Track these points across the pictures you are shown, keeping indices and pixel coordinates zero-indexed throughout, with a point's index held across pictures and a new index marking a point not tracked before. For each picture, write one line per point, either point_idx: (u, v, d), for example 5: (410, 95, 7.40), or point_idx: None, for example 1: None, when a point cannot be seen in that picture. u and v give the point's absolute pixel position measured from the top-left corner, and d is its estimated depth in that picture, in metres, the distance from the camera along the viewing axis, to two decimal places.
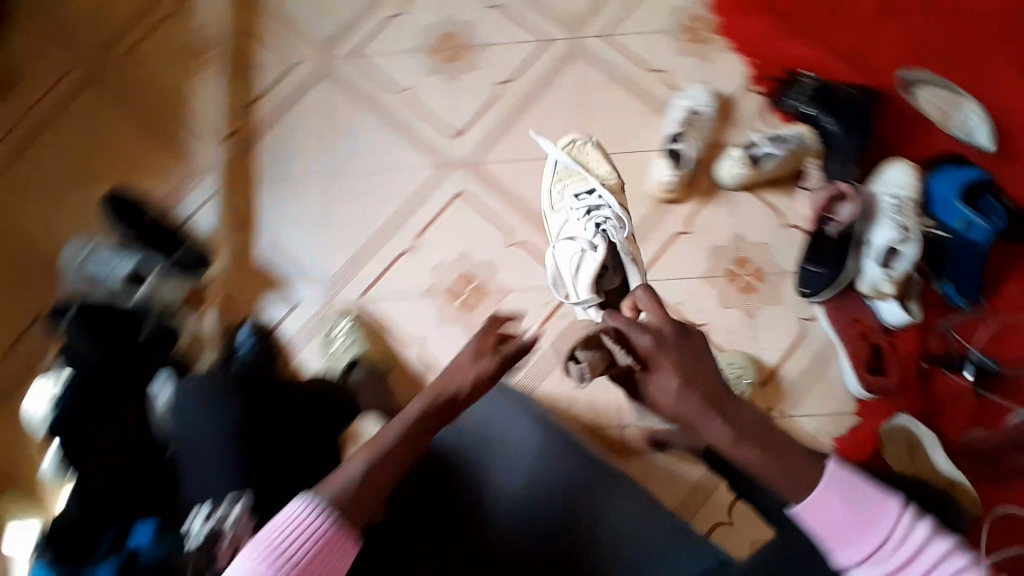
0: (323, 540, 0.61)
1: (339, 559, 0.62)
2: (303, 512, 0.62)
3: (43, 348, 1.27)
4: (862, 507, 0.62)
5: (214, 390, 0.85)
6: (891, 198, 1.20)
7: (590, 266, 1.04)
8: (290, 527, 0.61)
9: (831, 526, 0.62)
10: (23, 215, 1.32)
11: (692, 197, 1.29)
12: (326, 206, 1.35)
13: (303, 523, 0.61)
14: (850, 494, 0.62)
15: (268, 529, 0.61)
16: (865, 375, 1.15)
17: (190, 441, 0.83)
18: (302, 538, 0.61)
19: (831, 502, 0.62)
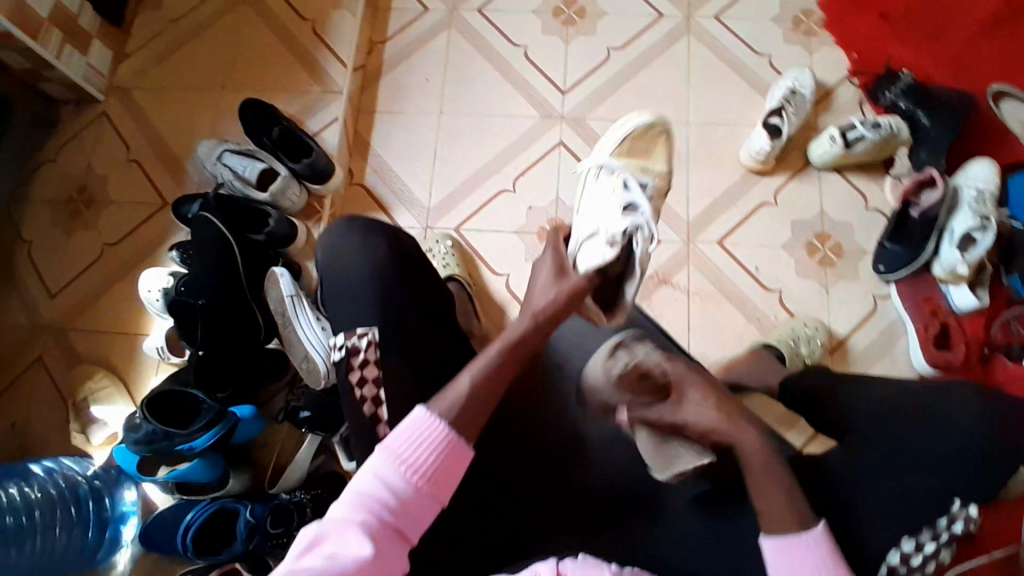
0: (444, 447, 0.70)
1: (457, 463, 0.71)
2: (423, 425, 0.70)
3: (164, 234, 1.36)
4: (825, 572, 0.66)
5: (361, 232, 0.88)
6: (972, 189, 1.21)
7: (592, 257, 0.86)
8: (414, 437, 0.70)
9: (789, 571, 0.66)
10: (165, 115, 1.45)
11: (779, 170, 1.38)
12: (437, 141, 1.45)
13: (425, 434, 0.70)
14: (820, 569, 0.66)
15: (395, 439, 0.70)
16: (931, 350, 1.19)
17: (335, 279, 0.86)
18: (424, 447, 0.70)
19: (798, 562, 0.66)
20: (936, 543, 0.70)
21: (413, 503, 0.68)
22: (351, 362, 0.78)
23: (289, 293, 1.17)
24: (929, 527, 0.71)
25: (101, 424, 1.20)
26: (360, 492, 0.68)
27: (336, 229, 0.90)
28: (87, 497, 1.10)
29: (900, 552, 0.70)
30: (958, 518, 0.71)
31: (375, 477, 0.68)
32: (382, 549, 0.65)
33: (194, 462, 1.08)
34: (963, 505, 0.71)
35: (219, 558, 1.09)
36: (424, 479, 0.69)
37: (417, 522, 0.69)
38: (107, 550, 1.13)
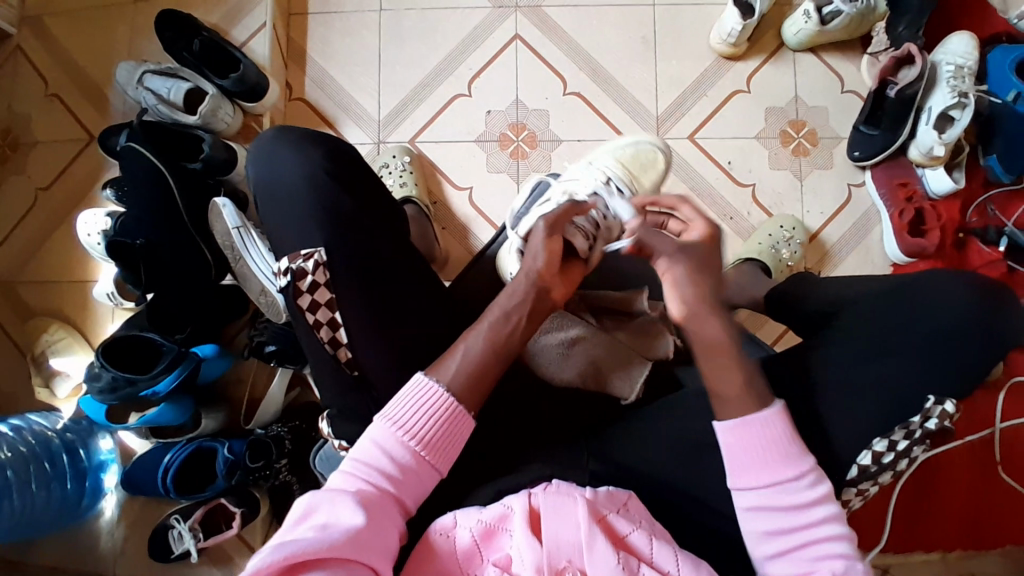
0: (445, 415, 0.68)
1: (459, 434, 0.69)
2: (424, 392, 0.68)
3: (99, 172, 1.25)
4: (781, 448, 0.66)
5: (294, 142, 0.80)
6: (950, 65, 1.14)
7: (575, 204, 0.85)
8: (414, 403, 0.68)
9: (744, 451, 0.67)
10: (76, 38, 1.28)
11: (753, 55, 1.28)
12: (381, 43, 1.32)
13: (426, 401, 0.68)
14: (773, 440, 0.66)
15: (395, 406, 0.68)
16: (904, 239, 1.17)
17: (279, 201, 0.78)
18: (425, 413, 0.68)
19: (750, 436, 0.67)
20: (908, 441, 0.67)
21: (412, 473, 0.66)
22: (299, 286, 0.72)
23: (235, 225, 1.08)
24: (901, 426, 0.68)
25: (64, 377, 1.16)
26: (359, 460, 0.66)
27: (264, 143, 0.81)
28: (59, 451, 1.08)
29: (869, 451, 0.68)
30: (932, 416, 0.68)
31: (372, 445, 0.66)
32: (378, 518, 0.62)
33: (162, 405, 1.05)
34: (939, 402, 0.68)
35: (203, 494, 1.09)
36: (425, 448, 0.67)
37: (414, 493, 0.66)
38: (92, 499, 1.13)
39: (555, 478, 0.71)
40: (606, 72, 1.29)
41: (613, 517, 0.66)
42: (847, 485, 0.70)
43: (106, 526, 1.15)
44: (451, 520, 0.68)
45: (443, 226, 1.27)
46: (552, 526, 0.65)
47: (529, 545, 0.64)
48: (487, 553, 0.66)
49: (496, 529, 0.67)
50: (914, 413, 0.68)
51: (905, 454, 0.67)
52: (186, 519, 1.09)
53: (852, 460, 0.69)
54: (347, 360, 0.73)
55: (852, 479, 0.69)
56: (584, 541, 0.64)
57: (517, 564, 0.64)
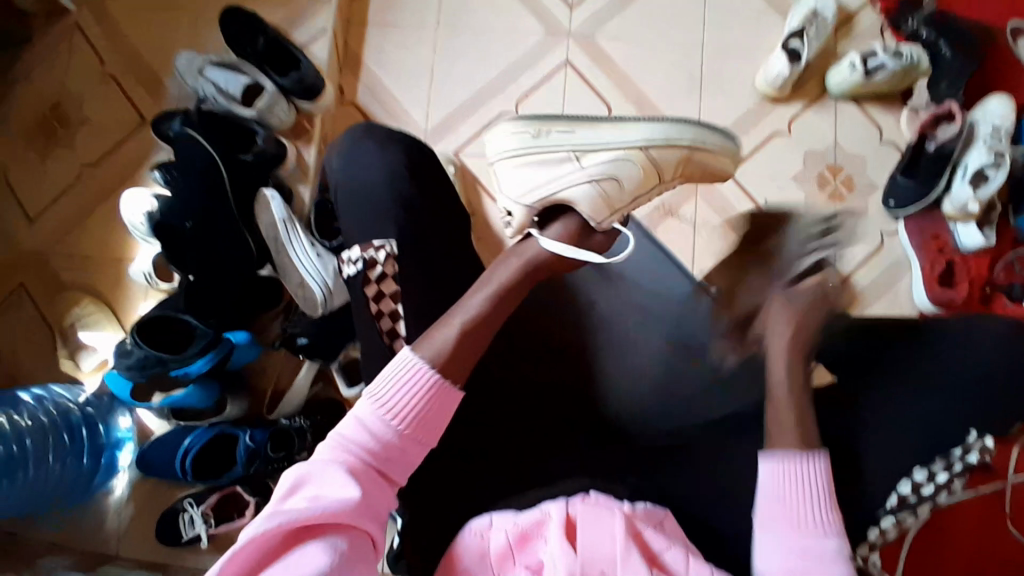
0: (429, 390, 0.65)
1: (444, 407, 0.66)
2: (409, 371, 0.65)
3: (147, 155, 1.27)
4: (818, 494, 0.66)
5: (380, 137, 0.82)
6: (988, 125, 1.17)
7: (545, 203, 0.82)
8: (397, 378, 0.65)
9: (775, 485, 0.68)
10: (140, 24, 1.32)
11: (795, 100, 1.32)
12: (435, 57, 1.36)
13: (410, 376, 0.65)
14: (803, 479, 0.67)
15: (379, 384, 0.65)
16: (934, 289, 1.18)
17: (347, 190, 0.79)
18: (409, 393, 0.65)
19: (784, 471, 0.68)
20: (948, 473, 0.68)
21: (398, 446, 0.64)
22: (368, 275, 0.72)
23: (281, 217, 1.11)
24: (943, 456, 0.69)
25: (91, 351, 1.16)
26: (340, 437, 0.64)
27: (347, 137, 0.83)
28: (79, 425, 1.08)
29: (910, 480, 0.69)
30: (973, 450, 0.69)
31: (356, 423, 0.64)
32: (370, 490, 0.61)
33: (189, 387, 1.06)
34: (980, 437, 0.69)
35: (220, 481, 1.08)
36: (407, 423, 0.64)
37: (403, 465, 0.64)
38: (104, 476, 1.12)
39: (591, 491, 0.71)
40: (651, 103, 1.33)
41: (648, 532, 0.65)
42: (884, 513, 0.70)
43: (113, 505, 1.13)
44: (486, 522, 0.68)
45: (480, 240, 1.29)
46: (587, 534, 0.65)
47: (563, 550, 0.64)
48: (519, 556, 0.66)
49: (532, 535, 0.66)
50: (955, 446, 0.69)
51: (944, 486, 0.68)
52: (199, 504, 1.08)
53: (892, 489, 0.70)
54: (405, 352, 0.71)
55: (891, 507, 0.69)
56: (619, 554, 0.63)
57: (550, 569, 0.63)
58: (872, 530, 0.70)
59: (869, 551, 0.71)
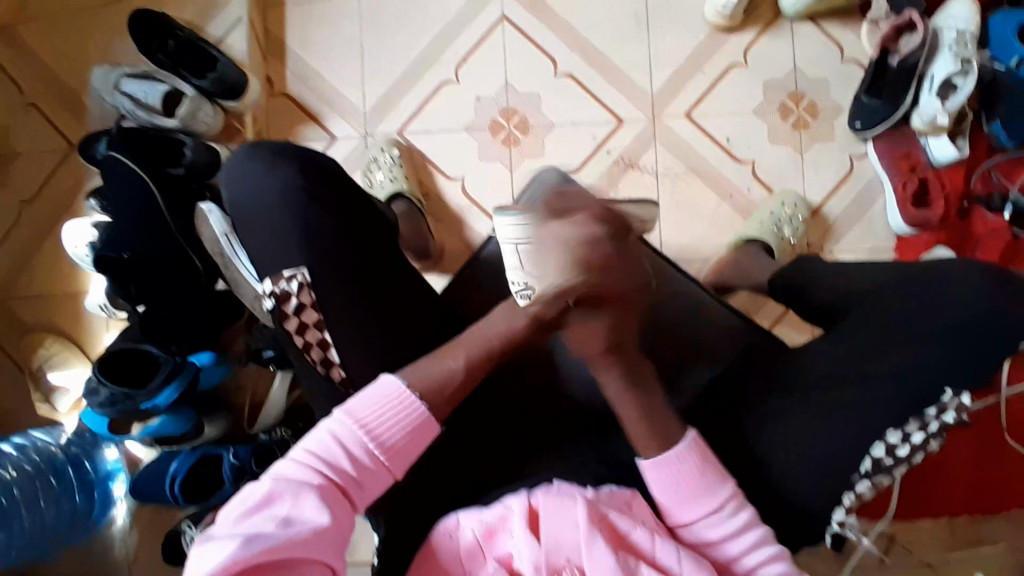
0: (412, 421, 0.64)
1: (424, 440, 0.65)
2: (395, 396, 0.65)
3: (83, 180, 1.22)
4: (703, 475, 0.66)
5: (267, 158, 0.77)
6: (953, 30, 1.10)
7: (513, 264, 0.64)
8: (382, 402, 0.64)
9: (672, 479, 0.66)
10: (48, 40, 1.24)
11: (749, 26, 1.24)
12: (363, 31, 1.27)
13: (395, 401, 0.64)
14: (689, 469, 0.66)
15: (360, 402, 0.64)
16: (909, 210, 1.14)
17: (258, 214, 0.75)
18: (394, 419, 0.64)
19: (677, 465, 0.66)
20: (923, 433, 0.66)
21: (370, 474, 0.62)
22: (283, 311, 0.71)
23: (223, 231, 1.05)
24: (916, 417, 0.66)
25: (63, 391, 1.15)
26: (315, 451, 0.61)
27: (236, 160, 0.78)
28: (64, 465, 1.08)
29: (882, 442, 0.66)
30: (949, 409, 0.65)
31: (331, 438, 0.62)
32: (337, 513, 0.59)
33: (164, 417, 1.04)
34: (956, 395, 0.65)
35: (215, 500, 1.09)
36: (387, 451, 0.63)
37: (370, 494, 0.62)
38: (101, 510, 1.14)
39: (556, 480, 0.70)
40: (598, 51, 1.25)
41: (613, 515, 0.64)
42: (859, 478, 0.67)
43: (118, 534, 1.16)
44: (454, 522, 0.67)
45: (438, 221, 1.24)
46: (550, 524, 0.63)
47: (529, 544, 0.63)
48: (489, 551, 0.64)
49: (498, 529, 0.65)
50: (929, 406, 0.66)
51: (921, 446, 0.66)
52: (199, 526, 1.08)
53: (866, 453, 0.67)
54: (341, 379, 0.72)
55: (866, 472, 0.67)
56: (583, 542, 0.62)
57: (519, 562, 0.62)
58: (847, 494, 0.67)
59: (846, 516, 0.68)
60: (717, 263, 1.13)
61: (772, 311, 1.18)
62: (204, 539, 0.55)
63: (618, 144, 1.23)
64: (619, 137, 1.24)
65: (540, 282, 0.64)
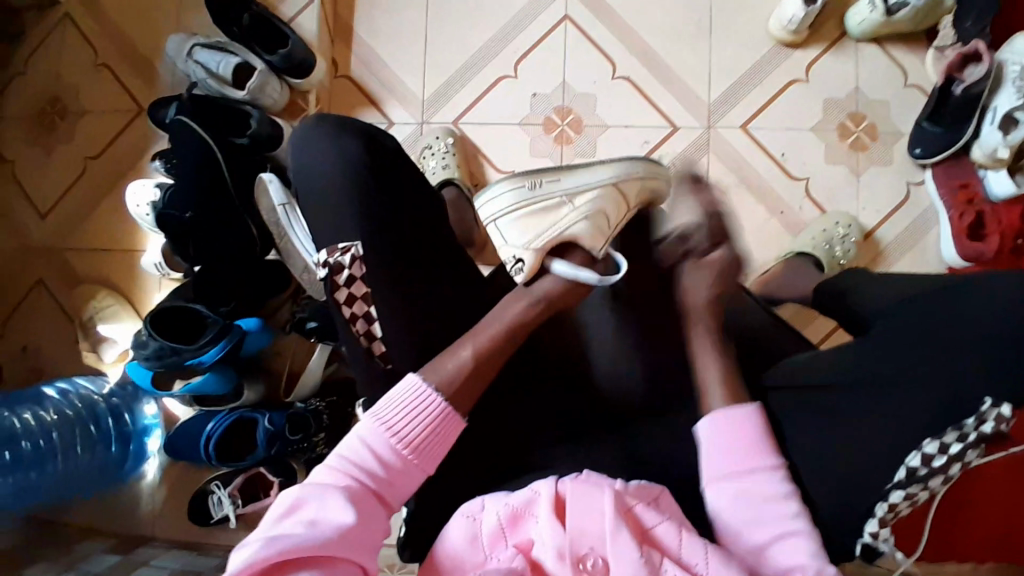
0: (433, 419, 0.66)
1: (447, 436, 0.67)
2: (418, 398, 0.66)
3: (148, 143, 1.26)
4: (756, 439, 0.67)
5: (334, 130, 0.78)
6: (1018, 64, 1.05)
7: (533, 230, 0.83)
8: (403, 404, 0.66)
9: (721, 442, 0.68)
10: (129, 9, 1.29)
11: (813, 44, 1.23)
12: (428, 21, 1.30)
13: (416, 403, 0.66)
14: (739, 431, 0.68)
15: (385, 406, 0.66)
16: (964, 242, 1.12)
17: (321, 182, 0.77)
18: (418, 420, 0.66)
19: (727, 428, 0.68)
20: (961, 444, 0.62)
21: (397, 474, 0.64)
22: (335, 281, 0.72)
23: (281, 202, 1.09)
24: (953, 427, 0.63)
25: (111, 343, 1.19)
26: (344, 455, 0.63)
27: (308, 129, 0.80)
28: (103, 415, 1.12)
29: (919, 452, 0.63)
30: (988, 419, 0.62)
31: (358, 441, 0.64)
32: (366, 512, 0.60)
33: (207, 374, 1.07)
34: (996, 406, 0.62)
35: (243, 463, 1.11)
36: (411, 450, 0.65)
37: (399, 492, 0.64)
38: (134, 462, 1.17)
39: (586, 469, 0.69)
40: (656, 56, 1.26)
41: (639, 508, 0.64)
42: (893, 487, 0.64)
43: (147, 487, 1.19)
44: (477, 506, 0.68)
45: None
46: (577, 511, 0.64)
47: (553, 530, 0.63)
48: (510, 537, 0.65)
49: (522, 514, 0.66)
50: (968, 415, 0.62)
51: (957, 457, 0.63)
52: (226, 486, 1.13)
53: (901, 461, 0.64)
54: (381, 354, 0.73)
55: (899, 482, 0.64)
56: (608, 530, 0.62)
57: (540, 548, 0.63)
58: (880, 505, 0.64)
59: (880, 528, 0.65)
60: (762, 275, 1.12)
61: (814, 331, 1.17)
62: (240, 543, 0.57)
63: (669, 150, 1.23)
64: (671, 144, 1.24)
65: (537, 249, 0.79)
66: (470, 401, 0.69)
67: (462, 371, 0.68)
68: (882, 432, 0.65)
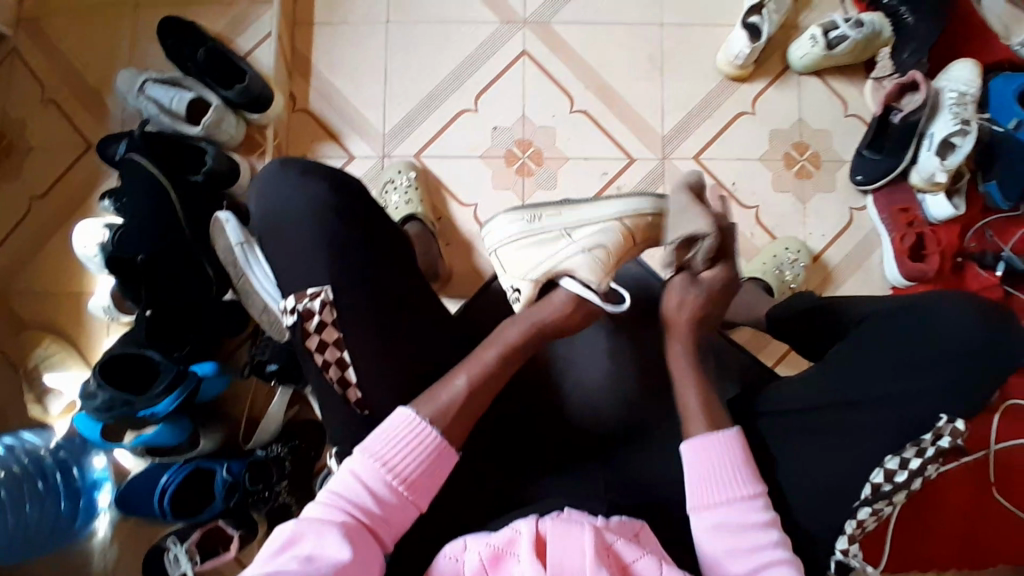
0: (427, 452, 0.68)
1: (441, 468, 0.68)
2: (409, 431, 0.68)
3: (98, 181, 1.22)
4: (732, 467, 0.68)
5: (301, 172, 0.77)
6: (954, 92, 1.15)
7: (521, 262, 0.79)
8: (395, 438, 0.67)
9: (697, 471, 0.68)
10: (77, 44, 1.25)
11: (759, 76, 1.30)
12: (388, 54, 1.30)
13: (407, 436, 0.68)
14: (713, 456, 0.68)
15: (377, 440, 0.68)
16: (904, 263, 1.18)
17: (290, 224, 0.75)
18: (410, 452, 0.67)
19: (708, 453, 0.68)
20: (921, 458, 0.68)
21: (393, 509, 0.66)
22: (306, 328, 0.71)
23: (238, 241, 1.05)
24: (913, 442, 0.69)
25: (56, 394, 1.13)
26: (337, 494, 0.65)
27: (273, 172, 0.78)
28: (53, 469, 1.04)
29: (882, 469, 0.69)
30: (944, 434, 0.69)
31: (352, 479, 0.66)
32: (362, 550, 0.62)
33: (161, 425, 1.01)
34: (951, 421, 0.69)
35: (202, 516, 1.05)
36: (406, 484, 0.66)
37: (395, 528, 0.66)
38: (85, 519, 1.09)
39: (566, 508, 0.70)
40: (611, 90, 1.30)
41: (618, 545, 0.65)
42: (860, 505, 0.68)
43: (98, 546, 1.12)
44: (460, 546, 0.68)
45: (450, 245, 1.26)
46: (557, 551, 0.63)
47: (533, 568, 0.62)
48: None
49: (504, 553, 0.65)
50: (925, 431, 0.69)
51: (918, 472, 0.69)
52: (182, 542, 1.05)
53: (866, 479, 0.69)
54: (357, 401, 0.72)
55: (866, 498, 0.68)
56: (588, 568, 0.62)
57: None
58: (849, 522, 0.69)
59: (850, 544, 0.69)
60: None
61: (771, 352, 1.21)
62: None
63: (628, 181, 1.27)
64: (629, 175, 1.27)
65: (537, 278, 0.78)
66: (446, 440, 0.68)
67: (438, 414, 0.69)
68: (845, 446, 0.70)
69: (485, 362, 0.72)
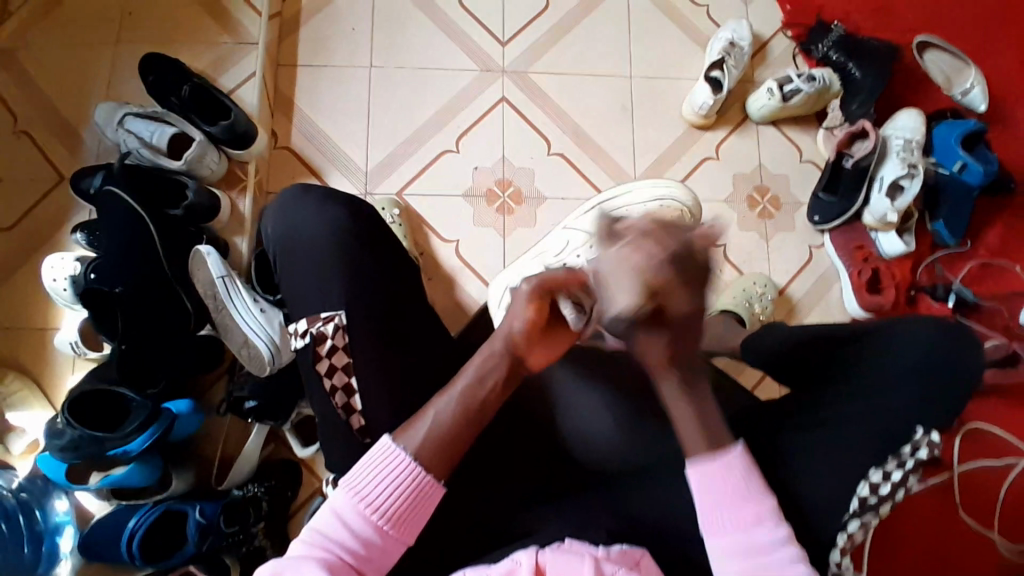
0: (413, 488, 0.65)
1: (427, 502, 0.66)
2: (389, 463, 0.65)
3: (69, 213, 1.18)
4: (744, 488, 0.68)
5: (318, 199, 0.79)
6: (900, 139, 1.26)
7: None
8: (377, 471, 0.65)
9: (710, 497, 0.68)
10: (55, 78, 1.24)
11: (722, 124, 1.39)
12: (371, 96, 1.34)
13: (390, 469, 0.65)
14: (724, 480, 0.68)
15: (358, 474, 0.65)
16: (863, 294, 1.27)
17: (296, 248, 0.76)
18: (393, 487, 0.65)
19: (717, 477, 0.68)
20: (902, 470, 0.71)
21: (376, 547, 0.64)
22: (318, 351, 0.71)
23: (220, 274, 1.04)
24: (894, 455, 0.72)
25: (19, 432, 1.05)
26: (317, 531, 0.64)
27: (286, 200, 0.80)
28: (14, 511, 0.97)
29: (867, 481, 0.71)
30: (922, 445, 0.73)
31: (333, 515, 0.64)
32: None
33: (131, 465, 0.95)
34: (927, 433, 0.73)
35: (172, 560, 0.97)
36: (390, 521, 0.64)
37: (379, 565, 0.64)
38: (47, 567, 1.00)
39: (565, 537, 0.69)
40: (586, 135, 1.37)
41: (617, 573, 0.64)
42: (849, 517, 0.71)
43: None
44: None
45: (431, 280, 1.27)
46: None
47: None
48: None
49: None
50: (904, 443, 0.73)
51: (901, 483, 0.71)
52: None
53: (853, 492, 0.72)
54: (360, 428, 0.71)
55: (854, 512, 0.71)
56: None
57: None
58: (840, 534, 0.71)
59: (842, 557, 0.71)
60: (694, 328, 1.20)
61: (745, 380, 1.26)
62: None
63: None
64: None
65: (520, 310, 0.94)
66: (448, 466, 0.67)
67: (432, 442, 0.66)
68: (833, 458, 0.73)
69: (482, 390, 0.70)
